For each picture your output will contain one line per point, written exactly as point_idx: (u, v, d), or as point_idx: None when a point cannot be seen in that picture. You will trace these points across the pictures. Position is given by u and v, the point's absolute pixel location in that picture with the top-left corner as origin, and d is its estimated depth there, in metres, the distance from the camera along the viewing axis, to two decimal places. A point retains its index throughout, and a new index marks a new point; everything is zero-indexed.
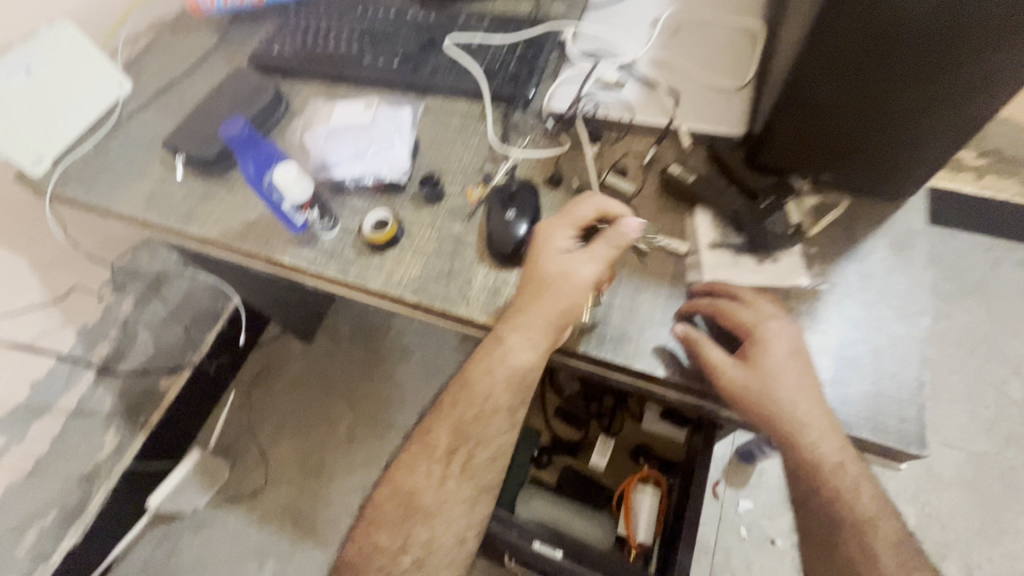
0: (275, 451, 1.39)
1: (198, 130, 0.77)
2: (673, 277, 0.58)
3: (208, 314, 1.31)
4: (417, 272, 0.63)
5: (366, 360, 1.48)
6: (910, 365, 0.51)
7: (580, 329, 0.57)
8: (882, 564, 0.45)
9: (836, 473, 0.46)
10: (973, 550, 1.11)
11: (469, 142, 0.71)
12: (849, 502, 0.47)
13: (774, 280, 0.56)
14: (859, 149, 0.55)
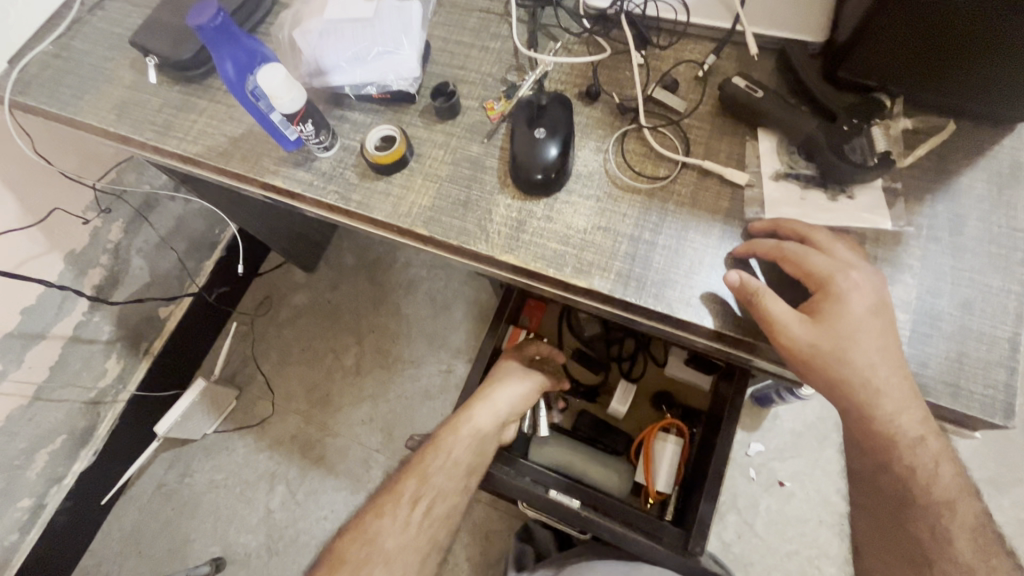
0: (281, 382, 1.38)
1: (170, 25, 0.66)
2: (729, 212, 0.50)
3: (201, 242, 1.30)
4: (428, 200, 0.55)
5: (371, 292, 1.42)
6: (1003, 323, 0.44)
7: (618, 271, 0.49)
8: (950, 541, 0.41)
9: (912, 448, 0.41)
10: None
11: (490, 47, 0.60)
12: (923, 478, 0.41)
13: (849, 219, 0.48)
14: (978, 58, 0.45)
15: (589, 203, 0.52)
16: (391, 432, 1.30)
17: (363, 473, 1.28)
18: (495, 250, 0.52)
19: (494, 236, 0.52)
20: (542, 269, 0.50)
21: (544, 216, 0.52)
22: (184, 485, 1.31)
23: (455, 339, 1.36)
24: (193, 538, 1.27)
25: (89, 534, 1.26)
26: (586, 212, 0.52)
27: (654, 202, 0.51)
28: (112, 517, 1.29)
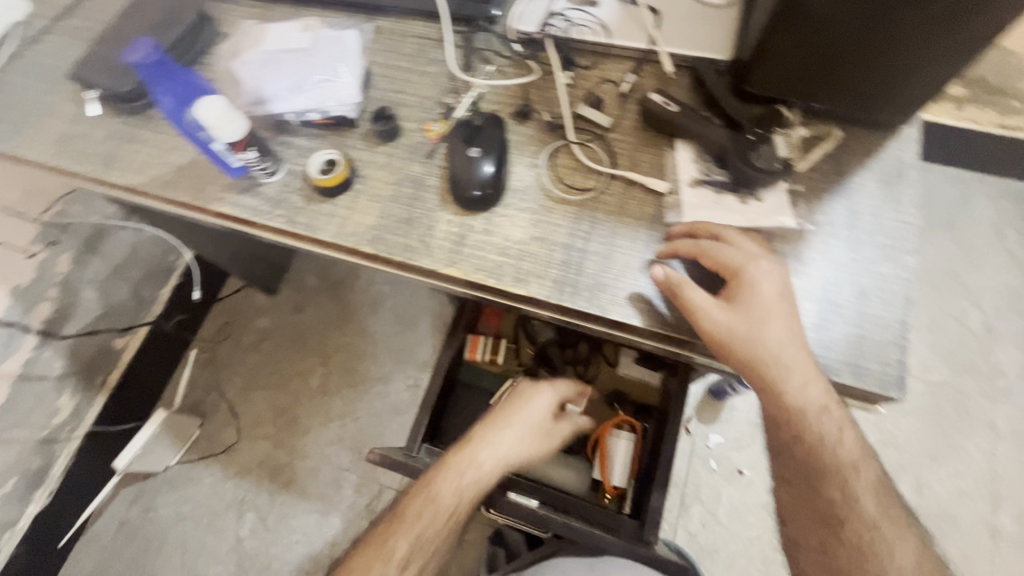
0: (246, 407, 1.36)
1: (110, 59, 0.67)
2: (652, 219, 0.54)
3: (156, 270, 1.27)
4: (373, 220, 0.57)
5: (335, 311, 1.43)
6: (895, 306, 0.49)
7: (554, 278, 0.53)
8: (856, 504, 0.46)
9: (820, 418, 0.46)
10: (924, 470, 1.19)
11: (427, 71, 0.64)
12: (831, 446, 0.46)
13: (758, 220, 0.52)
14: (858, 73, 0.50)
15: (524, 216, 0.55)
16: (361, 449, 1.30)
17: (334, 493, 1.27)
18: (438, 264, 0.54)
19: (437, 251, 0.55)
20: (484, 280, 0.53)
21: (483, 230, 0.55)
22: (147, 520, 1.28)
23: (421, 353, 1.37)
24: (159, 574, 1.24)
25: None
26: (522, 224, 0.55)
27: (585, 212, 0.55)
28: (72, 559, 1.25)
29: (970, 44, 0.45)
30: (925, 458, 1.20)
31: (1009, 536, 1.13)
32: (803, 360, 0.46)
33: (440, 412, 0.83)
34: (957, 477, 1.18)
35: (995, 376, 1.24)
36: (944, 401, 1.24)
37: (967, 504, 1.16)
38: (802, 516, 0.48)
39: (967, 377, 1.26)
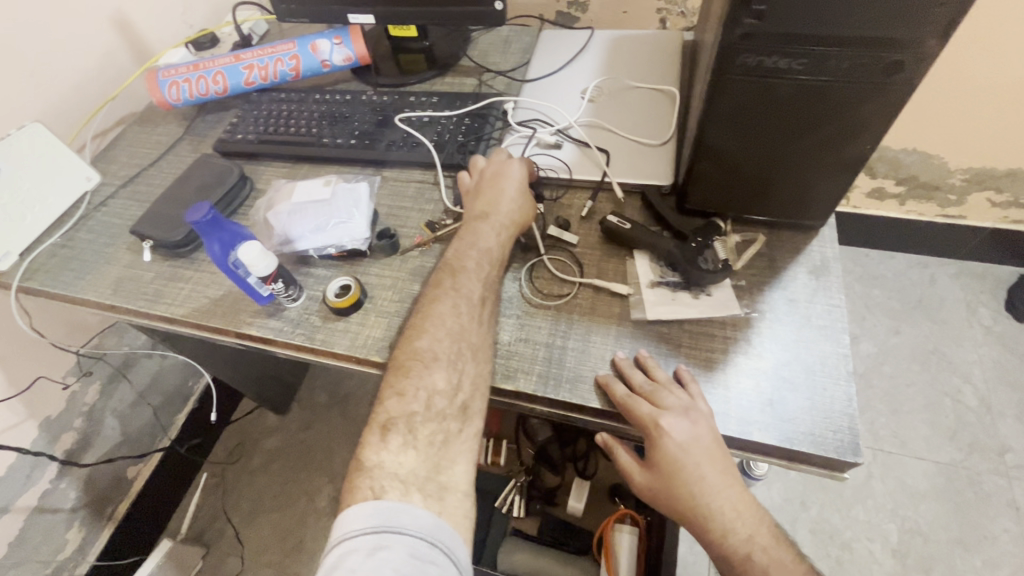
0: (251, 532, 1.34)
1: (164, 215, 0.81)
2: (619, 316, 0.63)
3: (177, 395, 1.36)
4: (380, 333, 0.66)
5: (343, 427, 1.47)
6: (839, 380, 0.56)
7: (538, 372, 0.60)
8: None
9: (726, 534, 0.51)
10: (955, 560, 1.16)
11: (425, 208, 0.77)
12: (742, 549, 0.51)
13: (709, 311, 0.61)
14: (770, 190, 0.62)
15: (509, 321, 0.64)
16: None
17: None
18: None
19: None
20: None
21: None
22: None
23: None
24: None
25: None
26: (508, 327, 0.64)
27: (562, 315, 0.64)
28: None
29: (848, 164, 0.57)
30: (954, 546, 1.18)
31: None
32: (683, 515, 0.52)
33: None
34: (992, 565, 1.15)
35: (1005, 453, 1.27)
36: (960, 482, 1.24)
37: None
38: None
39: (977, 455, 1.27)
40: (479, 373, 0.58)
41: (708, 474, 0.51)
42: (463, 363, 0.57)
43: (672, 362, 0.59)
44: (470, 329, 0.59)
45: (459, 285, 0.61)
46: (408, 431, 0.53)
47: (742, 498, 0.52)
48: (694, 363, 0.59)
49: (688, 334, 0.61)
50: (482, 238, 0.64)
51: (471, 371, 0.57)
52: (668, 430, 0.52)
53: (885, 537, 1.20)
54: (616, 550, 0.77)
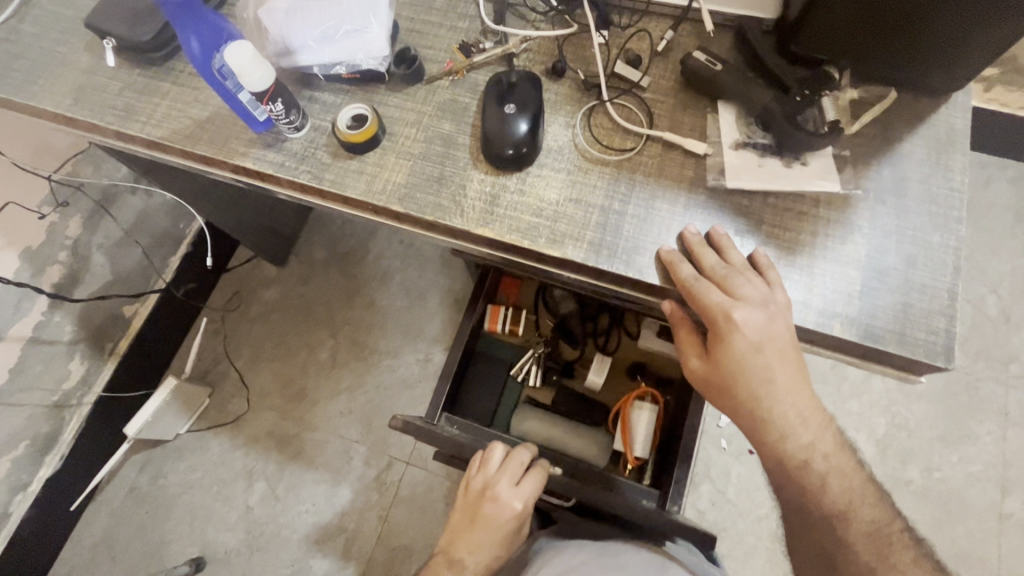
0: (255, 377, 1.36)
1: (128, 7, 0.64)
2: (692, 181, 0.52)
3: (168, 237, 1.27)
4: (402, 179, 0.55)
5: (345, 285, 1.42)
6: (942, 275, 0.48)
7: (590, 240, 0.51)
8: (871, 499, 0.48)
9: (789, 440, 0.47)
10: (933, 455, 1.22)
11: (458, 26, 0.61)
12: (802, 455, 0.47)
13: (802, 184, 0.51)
14: (912, 31, 0.48)
15: (559, 176, 0.54)
16: (371, 422, 1.31)
17: (343, 465, 1.28)
18: (469, 225, 0.53)
19: (469, 211, 0.53)
20: (519, 241, 0.52)
21: (516, 190, 0.54)
22: (157, 486, 1.29)
23: (432, 328, 1.36)
24: (170, 540, 1.25)
25: (60, 543, 1.23)
26: (557, 184, 0.53)
27: (623, 173, 0.53)
28: (83, 523, 1.26)
29: None
30: (934, 443, 1.23)
31: (1017, 518, 1.17)
32: (739, 417, 0.47)
33: (457, 383, 0.83)
34: (966, 462, 1.21)
35: (1010, 363, 1.27)
36: (958, 386, 1.26)
37: (975, 488, 1.19)
38: (795, 493, 0.48)
39: (982, 363, 1.28)
40: None
41: (778, 376, 0.45)
42: None
43: (749, 241, 0.50)
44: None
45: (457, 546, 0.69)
46: None
47: (809, 406, 0.47)
48: (777, 243, 0.50)
49: (772, 209, 0.51)
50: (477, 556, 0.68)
51: None
52: (740, 324, 0.45)
53: (871, 430, 1.24)
54: (634, 427, 0.76)
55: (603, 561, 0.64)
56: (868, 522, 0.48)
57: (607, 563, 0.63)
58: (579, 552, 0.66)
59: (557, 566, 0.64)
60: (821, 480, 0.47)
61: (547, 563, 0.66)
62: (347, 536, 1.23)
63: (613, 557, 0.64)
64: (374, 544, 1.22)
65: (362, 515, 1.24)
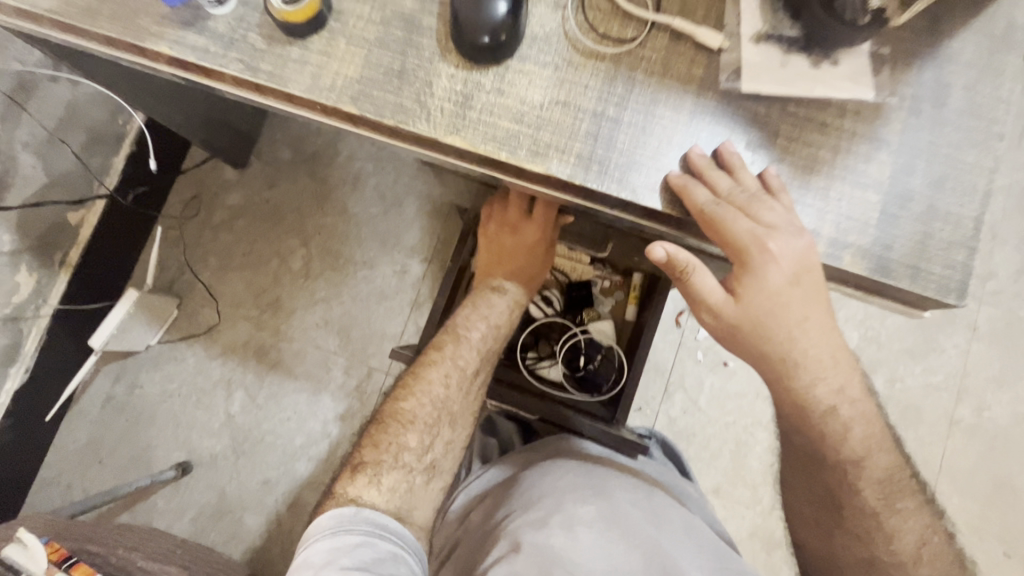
0: (223, 287, 1.30)
1: None
2: (701, 82, 0.44)
3: (106, 135, 1.13)
4: (355, 72, 0.46)
5: (313, 190, 1.31)
6: (972, 200, 0.43)
7: (578, 153, 0.44)
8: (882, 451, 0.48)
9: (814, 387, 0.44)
10: (899, 366, 1.26)
11: None
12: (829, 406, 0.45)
13: (831, 88, 0.43)
14: None
15: (544, 72, 0.45)
16: (349, 334, 1.28)
17: (323, 374, 1.27)
18: (437, 132, 0.45)
19: (436, 115, 0.45)
20: (496, 153, 0.44)
21: (493, 89, 0.45)
22: (134, 396, 1.28)
23: (408, 238, 1.29)
24: (154, 445, 1.26)
25: (41, 450, 1.23)
26: (542, 83, 0.45)
27: (621, 70, 0.45)
28: (63, 431, 1.26)
29: None
30: (902, 354, 1.26)
31: (965, 423, 1.24)
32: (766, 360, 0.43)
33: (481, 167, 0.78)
34: (928, 372, 1.26)
35: (987, 279, 1.27)
36: None
37: (932, 397, 1.25)
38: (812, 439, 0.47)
39: None
40: (452, 438, 0.67)
41: (812, 311, 0.42)
42: (438, 428, 0.65)
43: (761, 157, 0.43)
44: (452, 398, 0.66)
45: (457, 352, 0.68)
46: (379, 469, 0.60)
47: (839, 347, 0.45)
48: (793, 160, 0.43)
49: (792, 119, 0.44)
50: (496, 307, 0.72)
51: (446, 435, 0.66)
52: (776, 255, 0.40)
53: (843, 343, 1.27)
54: None
55: (592, 483, 0.66)
56: (882, 468, 0.48)
57: (594, 485, 0.66)
58: (567, 474, 0.67)
59: (546, 486, 0.66)
60: (844, 427, 0.46)
61: (536, 482, 0.67)
62: (331, 441, 1.25)
63: (600, 480, 0.67)
64: None
65: (344, 422, 1.25)
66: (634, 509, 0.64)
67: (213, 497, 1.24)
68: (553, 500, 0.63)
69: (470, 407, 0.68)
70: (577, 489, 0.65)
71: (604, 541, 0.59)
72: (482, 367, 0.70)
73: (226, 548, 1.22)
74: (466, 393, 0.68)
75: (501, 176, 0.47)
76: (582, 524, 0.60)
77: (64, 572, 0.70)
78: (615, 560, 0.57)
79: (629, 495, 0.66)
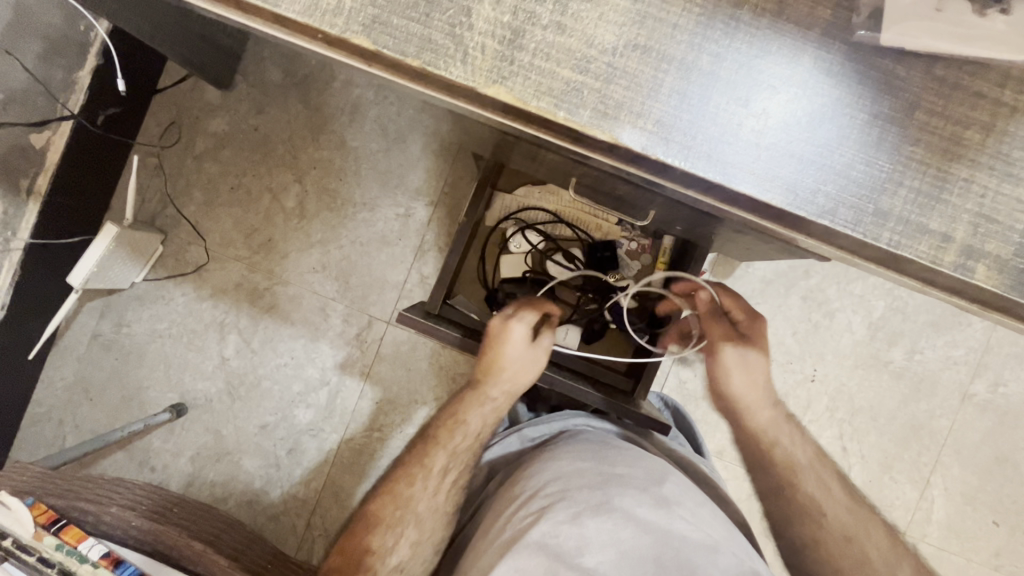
0: (210, 223, 1.19)
1: None
2: (824, 30, 0.34)
3: (69, 46, 0.98)
4: None
5: (307, 118, 1.18)
6: None
7: (658, 118, 0.34)
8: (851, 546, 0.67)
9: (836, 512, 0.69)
10: (921, 338, 1.21)
11: None
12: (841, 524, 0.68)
13: (996, 45, 0.33)
14: None
15: (620, 3, 0.34)
16: (348, 280, 1.19)
17: (321, 321, 1.20)
18: (476, 80, 0.34)
19: (475, 55, 0.34)
20: (552, 111, 0.34)
21: (552, 24, 0.34)
22: (122, 334, 1.21)
23: (413, 179, 1.18)
24: (146, 386, 1.21)
25: (27, 388, 1.18)
26: (616, 18, 0.34)
27: (722, 5, 0.34)
28: (49, 368, 1.20)
29: None
30: (926, 327, 1.21)
31: (978, 398, 1.22)
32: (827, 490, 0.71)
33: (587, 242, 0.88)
34: (951, 345, 1.21)
35: None
36: None
37: (951, 370, 1.22)
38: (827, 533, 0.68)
39: None
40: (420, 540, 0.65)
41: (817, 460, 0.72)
42: (404, 527, 0.65)
43: (893, 135, 0.34)
44: (421, 497, 0.67)
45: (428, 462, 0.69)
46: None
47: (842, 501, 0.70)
48: (932, 138, 0.34)
49: (937, 85, 0.34)
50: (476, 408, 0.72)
51: (412, 532, 0.65)
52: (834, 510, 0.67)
53: (867, 312, 1.21)
54: None
55: (601, 469, 0.60)
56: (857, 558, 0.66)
57: (602, 469, 0.60)
58: (575, 460, 0.62)
59: (551, 473, 0.61)
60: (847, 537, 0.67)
61: (542, 467, 0.63)
62: (330, 389, 1.19)
63: (608, 461, 0.61)
64: (358, 396, 1.19)
65: (344, 370, 1.19)
66: (645, 493, 0.57)
67: (209, 439, 1.20)
68: (559, 490, 0.58)
69: (448, 507, 0.68)
70: (583, 475, 0.59)
71: (614, 531, 0.52)
72: (451, 468, 0.69)
73: (224, 489, 1.19)
74: (445, 482, 0.68)
75: (549, 138, 0.36)
76: (588, 519, 0.53)
77: (53, 536, 0.67)
78: (626, 550, 0.51)
79: (636, 480, 0.59)
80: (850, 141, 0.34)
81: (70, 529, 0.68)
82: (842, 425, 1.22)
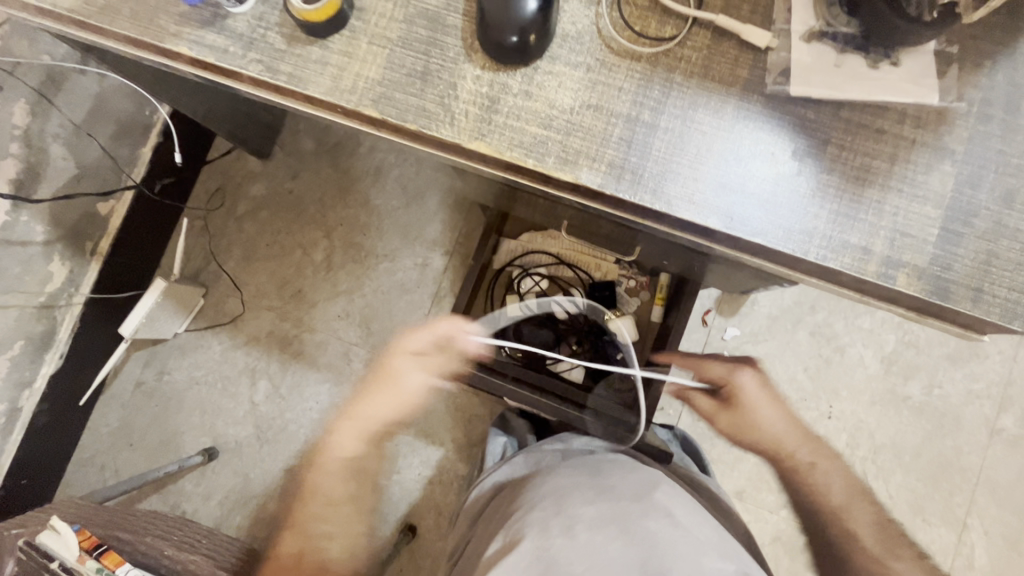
0: (246, 276, 1.31)
1: None
2: (744, 86, 0.41)
3: (134, 126, 1.12)
4: (375, 74, 0.44)
5: (335, 181, 1.31)
6: None
7: (610, 161, 0.41)
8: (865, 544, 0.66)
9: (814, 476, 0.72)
10: (939, 371, 1.20)
11: None
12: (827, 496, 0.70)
13: (891, 91, 0.40)
14: None
15: (575, 74, 0.42)
16: (370, 326, 1.28)
17: (344, 366, 1.27)
18: (461, 138, 0.42)
19: (460, 119, 0.43)
20: (522, 160, 0.42)
21: (521, 92, 0.42)
22: (163, 381, 1.30)
23: (430, 231, 1.28)
24: (182, 431, 1.28)
25: (75, 434, 1.26)
26: (573, 85, 0.42)
27: (658, 70, 0.42)
28: (96, 414, 1.29)
29: None
30: (942, 360, 1.20)
31: (1007, 434, 1.18)
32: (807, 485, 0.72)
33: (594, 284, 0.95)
34: (970, 378, 1.19)
35: None
36: None
37: (973, 404, 1.19)
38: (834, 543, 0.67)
39: None
40: None
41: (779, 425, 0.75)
42: None
43: (811, 166, 0.40)
44: None
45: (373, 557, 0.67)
46: None
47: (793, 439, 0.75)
48: (846, 167, 0.40)
49: (845, 125, 0.40)
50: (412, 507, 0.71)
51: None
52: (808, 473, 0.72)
53: (879, 346, 1.21)
54: None
55: (595, 483, 0.63)
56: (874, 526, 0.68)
57: (597, 484, 0.63)
58: (571, 476, 0.65)
59: (550, 486, 0.64)
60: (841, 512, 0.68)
61: (541, 482, 0.66)
62: None
63: (602, 477, 0.65)
64: None
65: None
66: (637, 507, 0.60)
67: (238, 482, 1.25)
68: (555, 503, 0.60)
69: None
70: (579, 490, 0.62)
71: (600, 542, 0.55)
72: None
73: (250, 533, 1.23)
74: None
75: (518, 181, 0.44)
76: (578, 528, 0.56)
77: (95, 560, 0.72)
78: (613, 559, 0.53)
79: (630, 493, 0.62)
80: (773, 173, 0.40)
81: (109, 554, 0.73)
82: (866, 463, 1.19)
